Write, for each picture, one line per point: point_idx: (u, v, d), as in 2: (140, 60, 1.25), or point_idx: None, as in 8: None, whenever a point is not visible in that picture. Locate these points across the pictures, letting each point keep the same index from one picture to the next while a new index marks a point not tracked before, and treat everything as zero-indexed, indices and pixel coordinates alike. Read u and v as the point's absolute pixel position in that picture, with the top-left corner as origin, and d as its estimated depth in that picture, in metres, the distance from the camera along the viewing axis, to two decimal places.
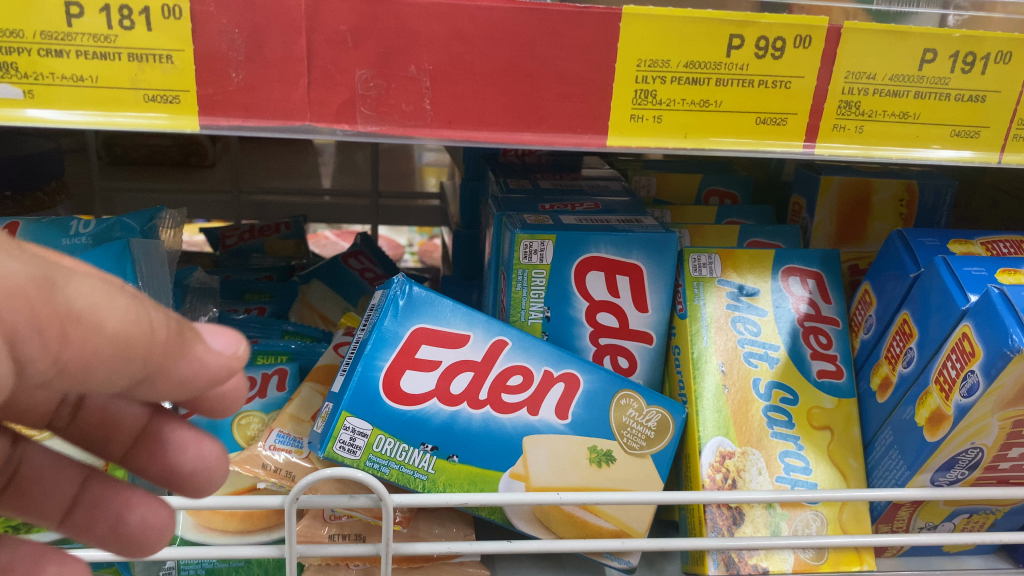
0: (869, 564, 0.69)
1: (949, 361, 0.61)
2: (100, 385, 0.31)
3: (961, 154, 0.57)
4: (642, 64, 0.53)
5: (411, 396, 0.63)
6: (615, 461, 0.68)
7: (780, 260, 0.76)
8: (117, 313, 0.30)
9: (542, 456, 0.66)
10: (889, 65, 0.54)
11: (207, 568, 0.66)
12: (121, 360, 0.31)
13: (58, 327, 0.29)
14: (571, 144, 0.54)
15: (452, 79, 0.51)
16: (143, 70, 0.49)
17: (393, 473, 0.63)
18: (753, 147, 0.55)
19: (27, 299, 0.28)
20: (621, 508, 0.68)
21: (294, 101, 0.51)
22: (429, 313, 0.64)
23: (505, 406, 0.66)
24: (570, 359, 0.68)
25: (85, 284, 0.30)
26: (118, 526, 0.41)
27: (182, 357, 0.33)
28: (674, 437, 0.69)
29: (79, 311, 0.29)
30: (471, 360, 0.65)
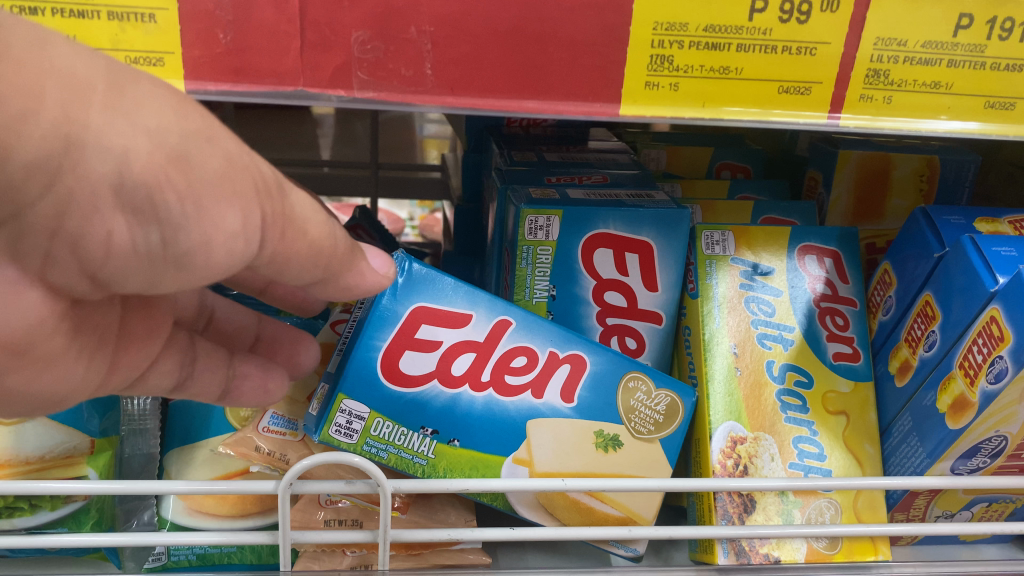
0: (883, 554, 0.67)
1: (975, 345, 0.58)
2: (292, 278, 0.40)
3: (983, 127, 0.54)
4: (658, 27, 0.49)
5: (410, 377, 0.60)
6: (622, 446, 0.65)
7: (795, 238, 0.73)
8: (319, 224, 0.39)
9: (546, 441, 0.63)
10: (921, 31, 0.51)
11: (198, 553, 0.64)
12: (312, 261, 0.39)
13: (282, 226, 0.37)
14: (582, 113, 0.50)
15: (454, 42, 0.48)
16: (123, 30, 0.46)
17: (391, 458, 0.61)
18: (762, 118, 0.52)
19: (272, 197, 0.36)
20: (628, 495, 0.65)
21: (286, 65, 0.48)
22: (430, 292, 0.61)
23: (508, 389, 0.63)
24: (577, 340, 0.64)
25: (302, 198, 0.38)
26: (293, 358, 0.60)
27: (351, 269, 0.42)
28: (684, 421, 0.66)
29: (295, 216, 0.37)
30: (474, 340, 0.62)
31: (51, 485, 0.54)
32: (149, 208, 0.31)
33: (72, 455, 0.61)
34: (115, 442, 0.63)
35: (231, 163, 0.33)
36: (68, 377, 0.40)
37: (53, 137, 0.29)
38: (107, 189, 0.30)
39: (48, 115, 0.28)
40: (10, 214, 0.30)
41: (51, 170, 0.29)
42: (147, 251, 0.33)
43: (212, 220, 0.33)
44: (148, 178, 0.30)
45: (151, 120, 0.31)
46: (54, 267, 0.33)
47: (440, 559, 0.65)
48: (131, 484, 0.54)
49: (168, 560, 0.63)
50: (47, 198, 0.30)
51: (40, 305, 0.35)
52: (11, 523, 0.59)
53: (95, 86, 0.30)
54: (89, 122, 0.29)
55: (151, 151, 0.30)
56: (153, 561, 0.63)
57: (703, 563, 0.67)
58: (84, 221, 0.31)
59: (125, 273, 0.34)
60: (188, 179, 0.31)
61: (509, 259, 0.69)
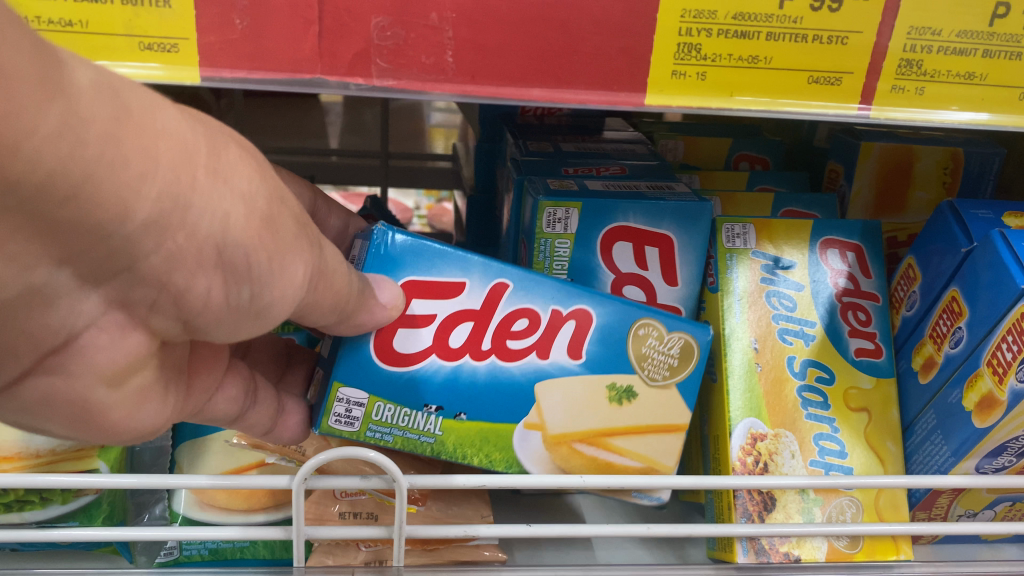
0: (905, 554, 0.66)
1: (1004, 342, 0.57)
2: (312, 319, 0.48)
3: (995, 118, 0.52)
4: (687, 14, 0.48)
5: (407, 355, 0.58)
6: (637, 396, 0.63)
7: (817, 231, 0.72)
8: (343, 275, 0.47)
9: (556, 402, 0.62)
10: (956, 20, 0.49)
11: (211, 548, 0.63)
12: (331, 308, 0.47)
13: (318, 281, 0.44)
14: (605, 102, 0.49)
15: (477, 29, 0.47)
16: (137, 15, 0.45)
17: (397, 439, 0.60)
18: (774, 108, 0.50)
19: (316, 254, 0.43)
20: (645, 444, 0.64)
21: (303, 52, 0.47)
22: (418, 263, 0.57)
23: (509, 354, 0.60)
24: (580, 295, 0.61)
25: (333, 251, 0.46)
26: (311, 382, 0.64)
27: (364, 309, 0.51)
28: (700, 360, 0.63)
29: (328, 272, 0.45)
30: (469, 309, 0.59)
31: (66, 478, 0.53)
32: (245, 270, 0.38)
33: (82, 448, 0.59)
34: None
35: (297, 228, 0.41)
36: (158, 411, 0.44)
37: (167, 197, 0.33)
38: (212, 248, 0.36)
39: (161, 178, 0.32)
40: (124, 267, 0.35)
41: (165, 227, 0.34)
42: (236, 304, 0.39)
43: (287, 277, 0.40)
44: (248, 238, 0.37)
45: (242, 186, 0.36)
46: (158, 314, 0.38)
47: (455, 555, 0.64)
48: (146, 478, 0.54)
49: (181, 553, 0.62)
50: (159, 251, 0.34)
51: (142, 346, 0.39)
52: (21, 517, 0.58)
53: (200, 149, 0.34)
54: (195, 185, 0.34)
55: (247, 217, 0.36)
56: (165, 555, 0.62)
57: (722, 561, 0.66)
58: (190, 278, 0.36)
59: (216, 323, 0.40)
60: (273, 242, 0.38)
61: (526, 251, 0.68)
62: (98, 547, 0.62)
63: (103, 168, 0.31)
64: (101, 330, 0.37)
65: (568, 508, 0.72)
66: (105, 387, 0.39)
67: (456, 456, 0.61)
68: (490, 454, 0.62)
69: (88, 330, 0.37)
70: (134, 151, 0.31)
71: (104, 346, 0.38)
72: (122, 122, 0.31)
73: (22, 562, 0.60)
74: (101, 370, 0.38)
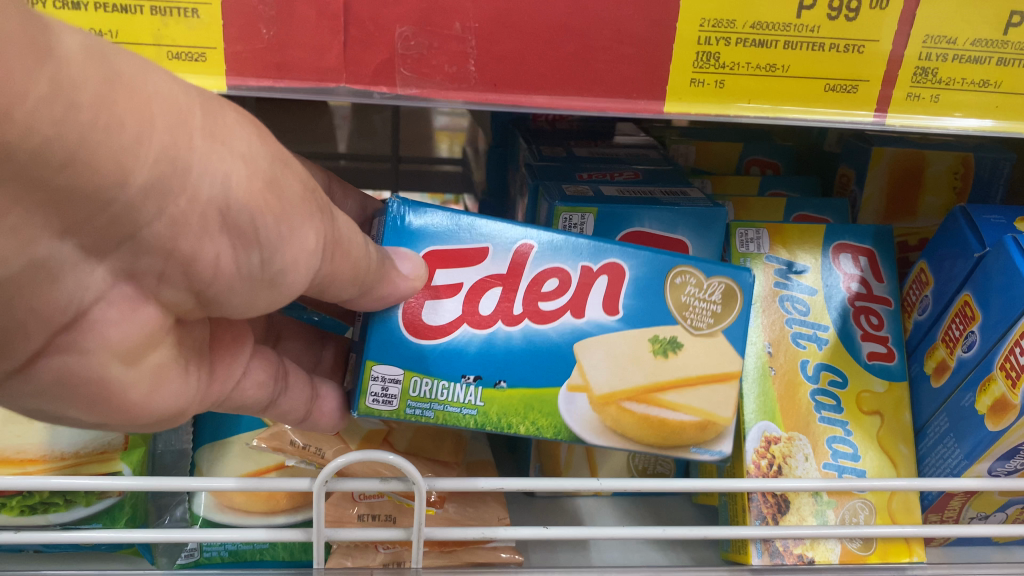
0: (918, 556, 0.67)
1: (1017, 347, 0.57)
2: (331, 292, 0.47)
3: (1000, 124, 0.53)
4: (706, 23, 0.48)
5: (438, 327, 0.55)
6: (683, 347, 0.58)
7: (831, 236, 0.73)
8: (359, 244, 0.46)
9: (600, 360, 0.57)
10: (972, 28, 0.50)
11: (230, 550, 0.64)
12: (354, 282, 0.46)
13: (333, 251, 0.43)
14: (625, 110, 0.50)
15: (499, 38, 0.48)
16: (166, 25, 0.46)
17: (439, 415, 0.55)
18: (775, 114, 0.51)
19: (328, 222, 0.43)
20: (700, 397, 0.59)
21: (329, 61, 0.47)
22: (439, 231, 0.55)
23: (542, 316, 0.56)
24: (608, 248, 0.57)
25: (347, 222, 0.45)
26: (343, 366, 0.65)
27: (385, 281, 0.49)
28: (743, 305, 0.60)
29: (343, 242, 0.44)
30: (496, 274, 0.56)
31: (89, 481, 0.53)
32: (252, 234, 0.38)
33: (106, 451, 0.61)
34: (146, 437, 0.64)
35: (305, 191, 0.40)
36: (178, 392, 0.44)
37: (165, 160, 0.33)
38: (216, 212, 0.36)
39: (156, 141, 0.32)
40: (128, 235, 0.34)
41: (165, 192, 0.33)
42: (249, 271, 0.39)
43: (298, 241, 0.40)
44: (253, 200, 0.36)
45: (241, 147, 0.36)
46: (167, 285, 0.38)
47: (472, 557, 0.65)
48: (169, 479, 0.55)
49: (201, 556, 0.63)
50: (161, 217, 0.34)
51: (155, 320, 0.39)
52: (45, 519, 0.59)
53: (194, 112, 0.34)
54: (193, 146, 0.34)
55: (249, 178, 0.36)
56: (186, 557, 0.63)
57: (736, 563, 0.67)
58: (198, 243, 0.36)
59: (229, 292, 0.40)
60: (280, 203, 0.38)
61: None
62: (119, 549, 0.62)
63: (98, 135, 0.30)
64: (110, 305, 0.37)
65: (583, 511, 0.72)
66: (120, 364, 0.39)
67: (502, 426, 0.56)
68: (538, 422, 0.57)
69: (96, 306, 0.37)
70: (128, 113, 0.31)
71: (116, 321, 0.38)
72: (112, 85, 0.31)
73: (45, 563, 0.61)
74: (113, 346, 0.38)
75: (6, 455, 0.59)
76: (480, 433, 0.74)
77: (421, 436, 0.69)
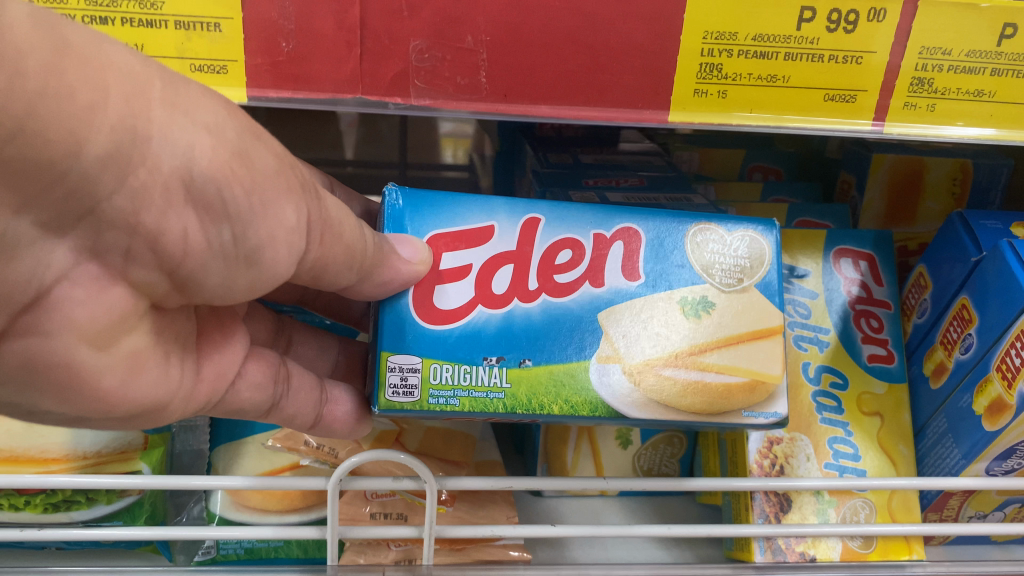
0: (918, 554, 0.68)
1: (1013, 349, 0.59)
2: (330, 278, 0.48)
3: (1002, 133, 0.54)
4: (709, 35, 0.50)
5: (451, 312, 0.52)
6: (715, 306, 0.57)
7: (832, 240, 0.74)
8: (352, 227, 0.47)
9: (627, 328, 0.55)
10: (966, 39, 0.51)
11: (246, 547, 0.66)
12: (349, 265, 0.47)
13: (320, 231, 0.45)
14: (631, 120, 0.52)
15: (509, 51, 0.49)
16: (190, 39, 0.48)
17: (465, 402, 0.52)
18: (777, 123, 0.53)
19: (310, 200, 0.44)
20: (744, 354, 0.56)
21: (346, 73, 0.49)
22: (439, 212, 0.53)
23: (559, 289, 0.54)
24: (619, 214, 0.57)
25: (337, 205, 0.47)
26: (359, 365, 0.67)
27: (385, 266, 0.48)
28: (772, 260, 0.58)
29: (333, 223, 0.46)
30: (505, 252, 0.54)
31: (107, 479, 0.55)
32: (220, 206, 0.40)
33: (126, 450, 0.63)
34: (166, 437, 0.67)
35: (280, 167, 0.42)
36: (157, 381, 0.46)
37: (122, 129, 0.35)
38: (179, 182, 0.38)
39: (112, 111, 0.34)
40: (88, 210, 0.36)
41: (123, 164, 0.35)
42: (222, 246, 0.42)
43: (273, 216, 0.42)
44: (217, 170, 0.38)
45: (205, 118, 0.38)
46: (134, 264, 0.40)
47: (482, 555, 0.66)
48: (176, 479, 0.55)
49: (218, 553, 0.65)
50: (121, 191, 0.36)
51: (123, 300, 0.42)
52: (69, 516, 0.61)
53: (153, 83, 0.36)
54: (151, 117, 0.36)
55: (214, 148, 0.38)
56: (203, 554, 0.65)
57: (740, 561, 0.68)
58: (162, 217, 0.38)
59: (205, 269, 0.42)
60: (249, 175, 0.40)
61: None
62: (138, 546, 0.64)
63: (48, 101, 0.32)
64: (75, 284, 0.39)
65: (590, 510, 0.74)
66: (88, 347, 0.41)
67: (533, 406, 0.52)
68: (572, 399, 0.53)
69: (59, 285, 0.39)
70: (80, 82, 0.33)
71: (82, 301, 0.40)
72: (63, 53, 0.33)
73: (66, 560, 0.63)
74: (80, 327, 0.40)
75: (29, 454, 0.61)
76: (488, 433, 0.76)
77: (432, 436, 0.71)
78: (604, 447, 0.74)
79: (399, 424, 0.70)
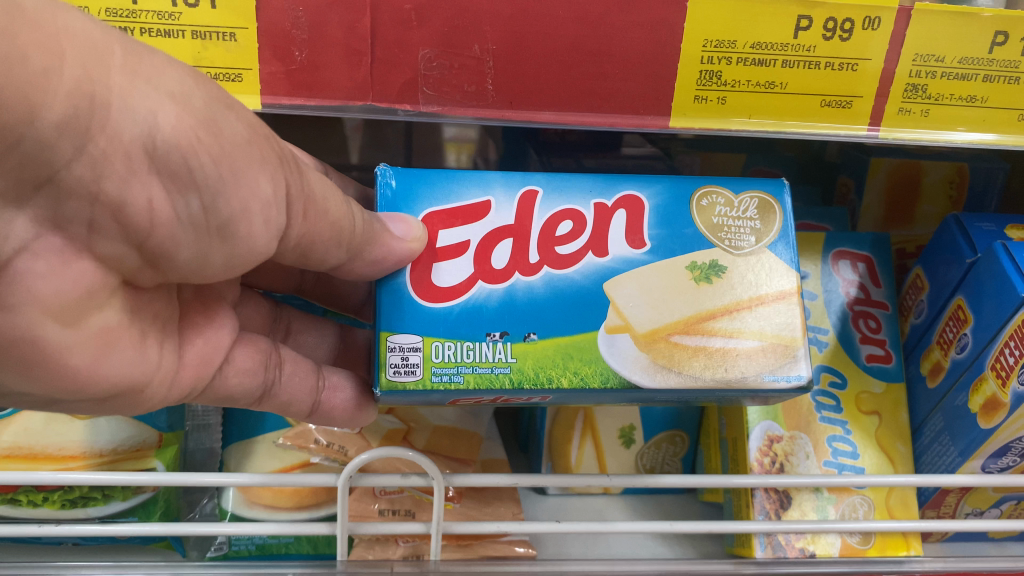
0: (916, 550, 0.69)
1: (1007, 348, 0.60)
2: (320, 255, 0.51)
3: (996, 138, 0.56)
4: (709, 43, 0.51)
5: (450, 288, 0.53)
6: (727, 269, 0.56)
7: (830, 244, 0.76)
8: (338, 203, 0.50)
9: (635, 297, 0.55)
10: (959, 47, 0.53)
11: (258, 543, 0.67)
12: (336, 242, 0.50)
13: (303, 206, 0.47)
14: (633, 126, 0.54)
15: (514, 58, 0.51)
16: (206, 48, 0.49)
17: (470, 379, 0.52)
18: (777, 129, 0.55)
19: (287, 173, 0.46)
20: (760, 317, 0.56)
21: (357, 81, 0.51)
22: (434, 193, 0.55)
23: (561, 260, 0.55)
24: (619, 181, 0.57)
25: (321, 183, 0.49)
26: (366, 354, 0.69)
27: (375, 243, 0.50)
28: (782, 213, 0.58)
29: (315, 199, 0.48)
30: (504, 226, 0.55)
31: (118, 475, 0.56)
32: (186, 174, 0.40)
33: (141, 448, 0.65)
34: (180, 436, 0.68)
35: (252, 136, 0.43)
36: (132, 360, 0.47)
37: (78, 94, 0.35)
38: (142, 150, 0.38)
39: (68, 75, 0.34)
40: (46, 178, 0.37)
41: (81, 130, 0.36)
42: (191, 216, 0.43)
43: (245, 186, 0.43)
44: (182, 138, 0.39)
45: (171, 87, 0.39)
46: (98, 235, 0.41)
47: (488, 551, 0.68)
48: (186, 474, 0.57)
49: (230, 549, 0.67)
50: (79, 158, 0.37)
51: (88, 275, 0.42)
52: (85, 512, 0.63)
53: (113, 51, 0.37)
54: (110, 83, 0.36)
55: (179, 116, 0.39)
56: (216, 550, 0.67)
57: (740, 557, 0.70)
58: (125, 185, 0.39)
59: (175, 240, 0.43)
60: (218, 144, 0.41)
61: None
62: (152, 542, 0.66)
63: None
64: (35, 257, 0.40)
65: (594, 508, 0.75)
66: (55, 323, 0.41)
67: (540, 379, 0.52)
68: (580, 371, 0.53)
69: (21, 256, 0.39)
70: (31, 46, 0.33)
71: (44, 274, 0.40)
72: (15, 18, 0.33)
73: (82, 555, 0.64)
74: (44, 301, 0.40)
75: (48, 451, 0.63)
76: (494, 432, 0.78)
77: (438, 434, 0.72)
78: (608, 447, 0.76)
79: (406, 422, 0.72)
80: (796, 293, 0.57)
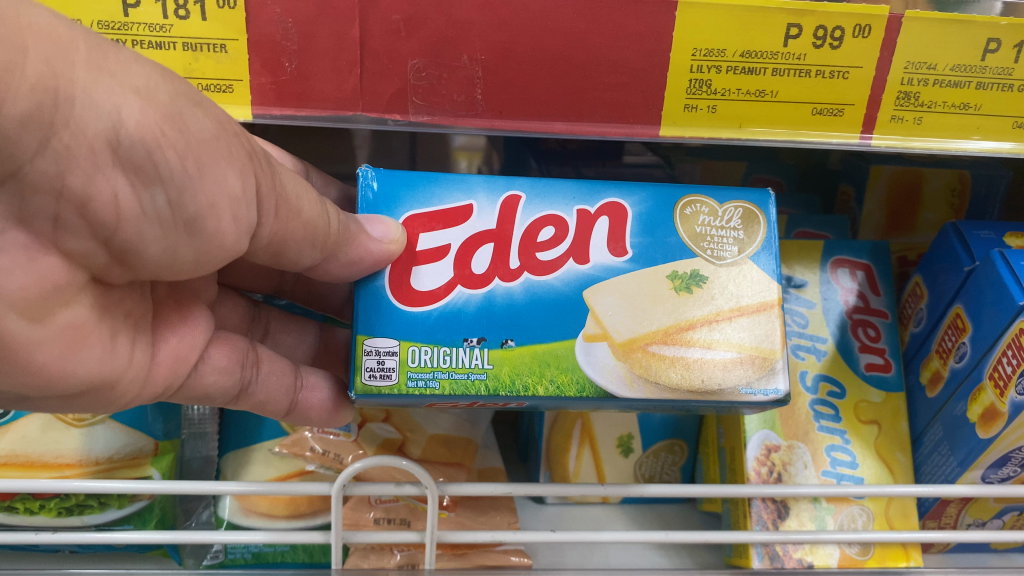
0: (916, 560, 0.69)
1: (1005, 357, 0.59)
2: (295, 257, 0.51)
3: (990, 142, 0.55)
4: (698, 52, 0.51)
5: (429, 292, 0.53)
6: (707, 281, 0.56)
7: (827, 253, 0.76)
8: (311, 203, 0.50)
9: (615, 305, 0.55)
10: (949, 55, 0.52)
11: (253, 551, 0.68)
12: (312, 241, 0.50)
13: (275, 205, 0.48)
14: (623, 134, 0.54)
15: (502, 69, 0.51)
16: (198, 60, 0.50)
17: (444, 384, 0.52)
18: (793, 139, 0.55)
19: (258, 170, 0.46)
20: (739, 327, 0.56)
21: (347, 91, 0.51)
22: (416, 195, 0.55)
23: (542, 267, 0.55)
24: (603, 189, 0.57)
25: (296, 184, 0.50)
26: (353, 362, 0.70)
27: (351, 243, 0.50)
28: (764, 225, 0.58)
29: (289, 198, 0.49)
30: (486, 231, 0.55)
31: (119, 484, 0.55)
32: (151, 168, 0.41)
33: (138, 456, 0.66)
34: (177, 443, 0.70)
35: (220, 132, 0.43)
36: (101, 357, 0.48)
37: (42, 89, 0.36)
38: (106, 144, 0.39)
39: (31, 70, 0.35)
40: (12, 172, 0.38)
41: (45, 124, 0.36)
42: (157, 212, 0.43)
43: (212, 181, 0.43)
44: (146, 133, 0.40)
45: (135, 81, 0.40)
46: (66, 232, 0.42)
47: (483, 559, 0.68)
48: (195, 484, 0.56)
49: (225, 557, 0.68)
50: (45, 153, 0.37)
51: (59, 269, 0.43)
52: (81, 520, 0.64)
53: (77, 45, 0.37)
54: (74, 78, 0.37)
55: (142, 110, 0.39)
56: (211, 558, 0.67)
57: (739, 567, 0.69)
58: (89, 180, 0.39)
59: (142, 236, 0.43)
60: (182, 138, 0.41)
61: None
62: (149, 549, 0.66)
63: None
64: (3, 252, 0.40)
65: (593, 518, 0.75)
66: (23, 318, 0.42)
67: (515, 388, 0.52)
68: (557, 379, 0.53)
69: None
70: None
71: (10, 270, 0.41)
72: None
73: (80, 563, 0.65)
74: (12, 296, 0.41)
75: (44, 459, 0.63)
76: (490, 441, 0.78)
77: (434, 444, 0.72)
78: (606, 455, 0.75)
79: (402, 432, 0.72)
80: (776, 304, 0.57)
